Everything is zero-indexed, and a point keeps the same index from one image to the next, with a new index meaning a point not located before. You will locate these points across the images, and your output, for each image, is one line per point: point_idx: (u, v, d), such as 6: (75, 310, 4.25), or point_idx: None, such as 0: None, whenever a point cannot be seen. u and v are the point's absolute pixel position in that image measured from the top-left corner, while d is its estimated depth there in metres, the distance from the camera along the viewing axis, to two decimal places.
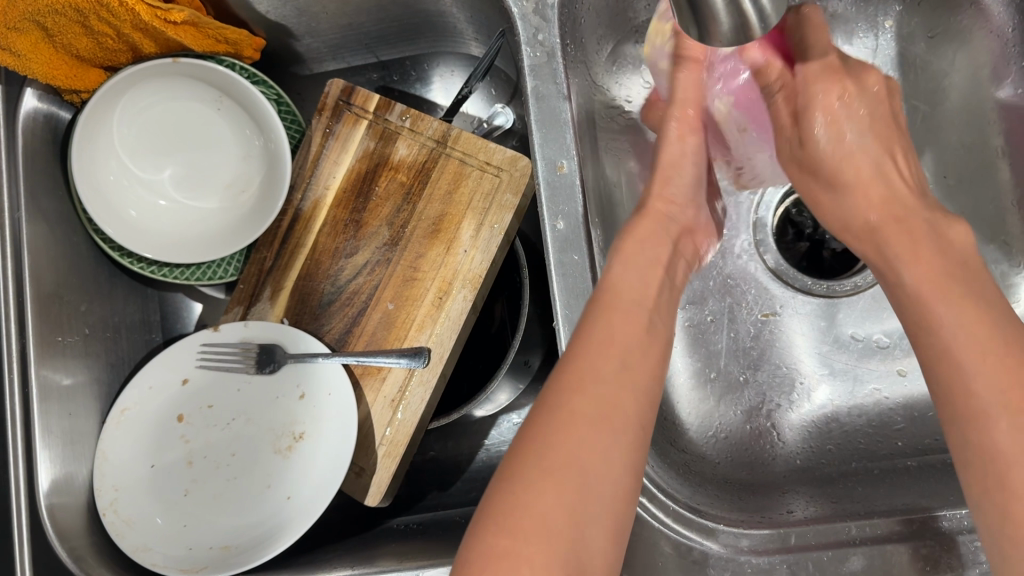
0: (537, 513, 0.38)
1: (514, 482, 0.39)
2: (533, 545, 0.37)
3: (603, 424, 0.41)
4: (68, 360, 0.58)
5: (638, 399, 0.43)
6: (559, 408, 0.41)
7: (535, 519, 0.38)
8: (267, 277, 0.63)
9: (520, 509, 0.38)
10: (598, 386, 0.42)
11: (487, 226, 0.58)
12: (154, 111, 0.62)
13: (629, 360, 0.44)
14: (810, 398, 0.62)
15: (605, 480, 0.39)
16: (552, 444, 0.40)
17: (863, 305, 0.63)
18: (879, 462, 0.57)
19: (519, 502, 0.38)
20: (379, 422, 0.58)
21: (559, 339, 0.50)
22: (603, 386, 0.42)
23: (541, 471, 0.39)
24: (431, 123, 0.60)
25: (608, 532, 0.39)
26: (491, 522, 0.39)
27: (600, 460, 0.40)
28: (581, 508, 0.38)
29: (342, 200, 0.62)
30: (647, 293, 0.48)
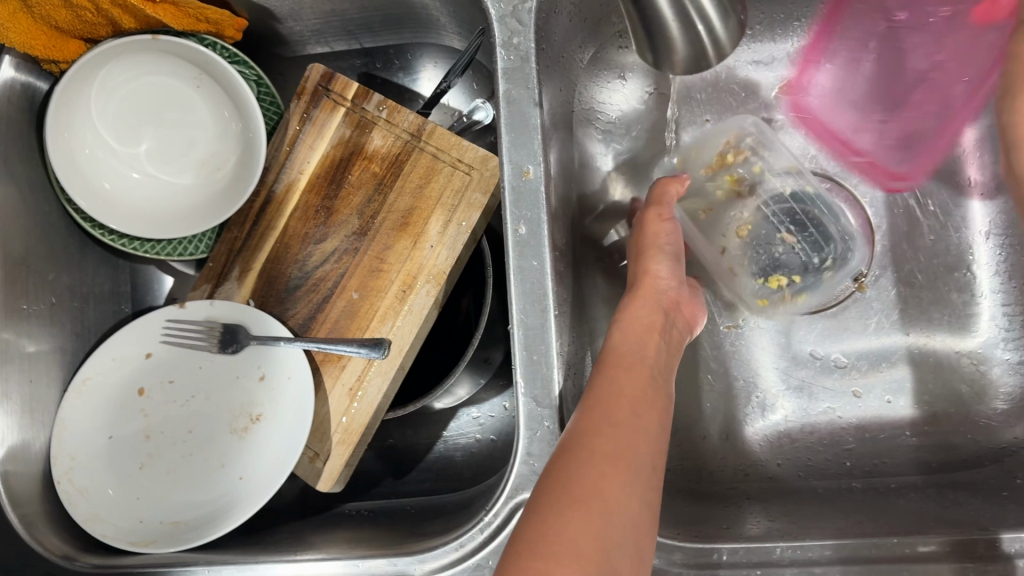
0: (564, 536, 0.38)
1: (538, 513, 0.40)
2: (564, 563, 0.37)
3: (621, 461, 0.42)
4: (32, 328, 0.58)
5: (650, 442, 0.44)
6: (577, 446, 0.42)
7: (558, 541, 0.38)
8: (236, 257, 0.63)
9: (545, 535, 0.38)
10: (611, 425, 0.43)
11: (455, 223, 0.58)
12: (133, 84, 0.62)
13: (637, 408, 0.45)
14: (766, 412, 0.63)
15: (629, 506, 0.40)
16: (574, 477, 0.41)
17: (823, 325, 0.64)
18: (825, 481, 0.58)
19: (547, 527, 0.38)
20: (335, 409, 0.59)
21: (513, 342, 0.51)
22: (616, 429, 0.43)
23: (568, 500, 0.40)
24: (407, 115, 0.60)
25: (634, 559, 0.39)
26: (516, 552, 0.39)
27: (623, 487, 0.41)
28: (607, 534, 0.38)
29: (314, 185, 0.62)
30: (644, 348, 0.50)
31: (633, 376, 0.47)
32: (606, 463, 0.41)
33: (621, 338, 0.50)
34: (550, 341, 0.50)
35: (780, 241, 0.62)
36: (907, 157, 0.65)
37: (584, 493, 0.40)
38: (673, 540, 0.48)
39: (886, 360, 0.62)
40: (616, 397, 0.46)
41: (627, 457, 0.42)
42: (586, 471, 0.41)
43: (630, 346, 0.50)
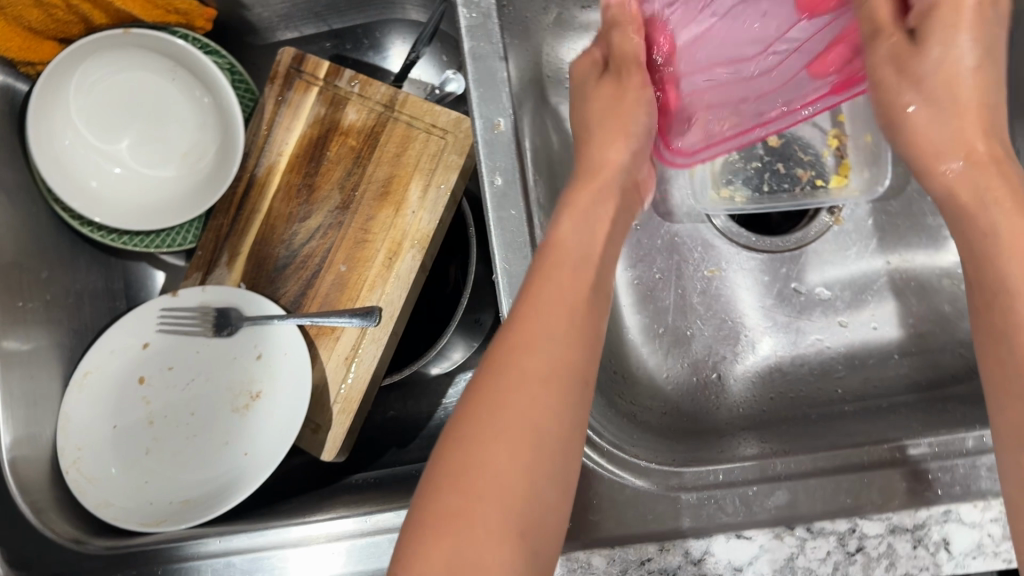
0: (491, 472, 0.38)
1: (464, 443, 0.39)
2: (492, 506, 0.38)
3: (554, 384, 0.41)
4: (29, 326, 0.59)
5: (588, 352, 0.43)
6: (507, 365, 0.41)
7: (486, 478, 0.38)
8: (224, 243, 0.64)
9: (471, 468, 0.38)
10: (519, 384, 0.41)
11: (434, 186, 0.59)
12: (110, 82, 0.64)
13: (578, 316, 0.44)
14: (754, 350, 0.64)
15: (528, 484, 0.39)
16: (501, 404, 0.40)
17: (805, 260, 0.65)
18: (819, 408, 0.59)
19: (471, 464, 0.38)
20: (334, 379, 0.60)
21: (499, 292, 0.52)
22: (554, 343, 0.42)
23: (492, 432, 0.39)
24: (378, 88, 0.61)
25: (559, 485, 0.40)
26: (442, 478, 0.39)
27: (528, 468, 0.39)
28: (534, 469, 0.39)
29: (294, 165, 0.63)
30: (593, 242, 0.48)
31: (556, 307, 0.44)
32: (506, 439, 0.39)
33: (568, 225, 0.48)
34: None
35: (824, 138, 0.64)
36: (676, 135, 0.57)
37: (487, 486, 0.38)
38: (671, 467, 0.51)
39: (869, 289, 0.63)
40: (526, 339, 0.42)
41: (563, 368, 0.42)
42: (485, 451, 0.39)
43: (565, 248, 0.46)
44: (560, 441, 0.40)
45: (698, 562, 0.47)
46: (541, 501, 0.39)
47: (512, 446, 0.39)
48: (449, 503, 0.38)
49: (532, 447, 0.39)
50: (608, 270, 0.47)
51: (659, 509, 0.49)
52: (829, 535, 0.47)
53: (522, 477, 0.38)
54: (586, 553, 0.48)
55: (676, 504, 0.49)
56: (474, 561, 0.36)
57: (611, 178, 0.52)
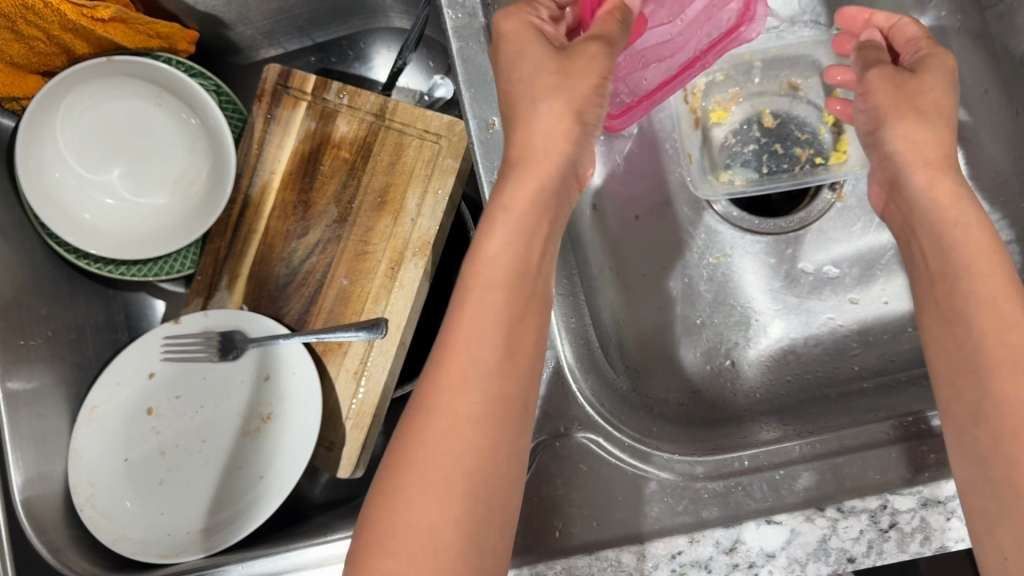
0: (423, 528, 0.37)
1: (394, 498, 0.39)
2: (424, 563, 0.37)
3: (485, 425, 0.40)
4: (32, 364, 0.58)
5: (518, 382, 0.42)
6: (436, 408, 0.40)
7: (417, 535, 0.37)
8: (223, 265, 0.63)
9: (401, 527, 0.38)
10: (449, 424, 0.40)
11: (432, 192, 0.58)
12: (97, 112, 0.63)
13: (507, 345, 0.42)
14: (766, 333, 0.63)
15: (461, 528, 0.38)
16: (431, 453, 0.39)
17: (810, 238, 0.64)
18: (837, 388, 0.58)
19: (402, 522, 0.38)
20: (345, 395, 0.59)
21: None
22: (482, 380, 0.41)
23: (423, 484, 0.38)
24: (368, 97, 0.61)
25: (497, 531, 0.39)
26: (375, 537, 0.38)
27: (453, 513, 0.38)
28: (468, 520, 0.38)
29: (288, 182, 0.63)
30: (527, 258, 0.46)
31: (482, 331, 0.42)
32: (438, 491, 0.38)
33: (501, 237, 0.45)
34: None
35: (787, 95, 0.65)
36: (611, 98, 0.59)
37: (417, 537, 0.37)
38: (693, 456, 0.50)
39: (877, 264, 0.63)
40: (454, 370, 0.41)
41: (495, 405, 0.41)
42: (417, 501, 0.38)
43: (493, 261, 0.44)
44: (488, 471, 0.40)
45: (730, 551, 0.46)
46: (478, 546, 0.38)
47: (440, 492, 0.38)
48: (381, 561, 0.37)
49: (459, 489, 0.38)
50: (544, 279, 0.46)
51: (685, 501, 0.48)
52: (860, 513, 0.46)
53: (455, 529, 0.38)
54: (616, 550, 0.47)
55: (702, 494, 0.48)
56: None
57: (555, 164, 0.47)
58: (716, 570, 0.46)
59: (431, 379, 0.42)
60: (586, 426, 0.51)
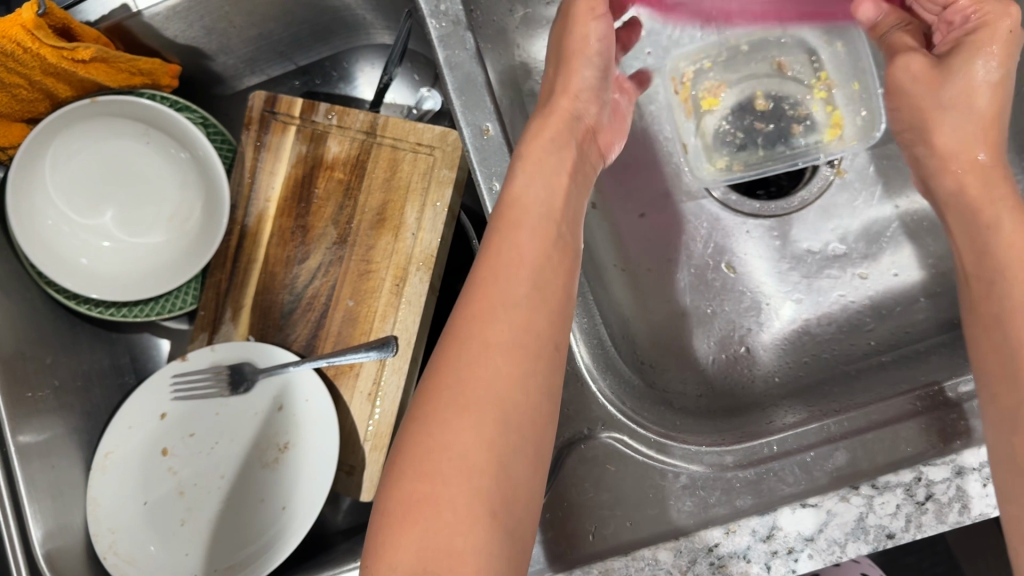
0: (454, 450, 0.37)
1: (424, 421, 0.38)
2: (455, 487, 0.36)
3: (518, 351, 0.40)
4: (42, 416, 0.57)
5: (551, 316, 0.42)
6: (467, 336, 0.40)
7: (448, 455, 0.37)
8: (225, 298, 0.63)
9: (433, 449, 0.37)
10: (481, 358, 0.39)
11: (430, 205, 0.58)
12: (85, 154, 0.62)
13: (540, 279, 0.43)
14: (778, 317, 0.63)
15: (489, 460, 0.37)
16: (463, 376, 0.39)
17: (813, 217, 0.64)
18: (856, 363, 0.58)
19: (433, 443, 0.37)
20: (360, 417, 0.58)
21: None
22: (513, 309, 0.41)
23: (455, 405, 0.38)
24: (357, 116, 0.60)
25: (531, 461, 0.39)
26: (405, 463, 0.38)
27: (483, 441, 0.37)
28: (500, 444, 0.38)
29: (284, 208, 0.62)
30: (553, 202, 0.46)
31: (512, 270, 0.42)
32: (470, 414, 0.38)
33: (526, 181, 0.46)
34: None
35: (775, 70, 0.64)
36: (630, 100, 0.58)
37: (449, 456, 0.37)
38: (722, 446, 0.49)
39: (883, 236, 0.62)
40: (485, 301, 0.41)
41: (528, 334, 0.41)
42: (448, 427, 0.38)
43: (524, 207, 0.45)
44: (516, 404, 0.39)
45: (767, 538, 0.46)
46: (510, 473, 0.38)
47: (477, 418, 0.38)
48: (413, 492, 0.36)
49: (487, 419, 0.38)
50: (572, 228, 0.47)
51: (718, 493, 0.48)
52: (895, 488, 0.45)
53: (487, 450, 0.37)
54: (652, 549, 0.47)
55: (733, 484, 0.48)
56: (446, 548, 0.35)
57: (565, 124, 0.50)
58: (756, 560, 0.46)
59: (461, 314, 0.42)
60: (609, 426, 0.51)
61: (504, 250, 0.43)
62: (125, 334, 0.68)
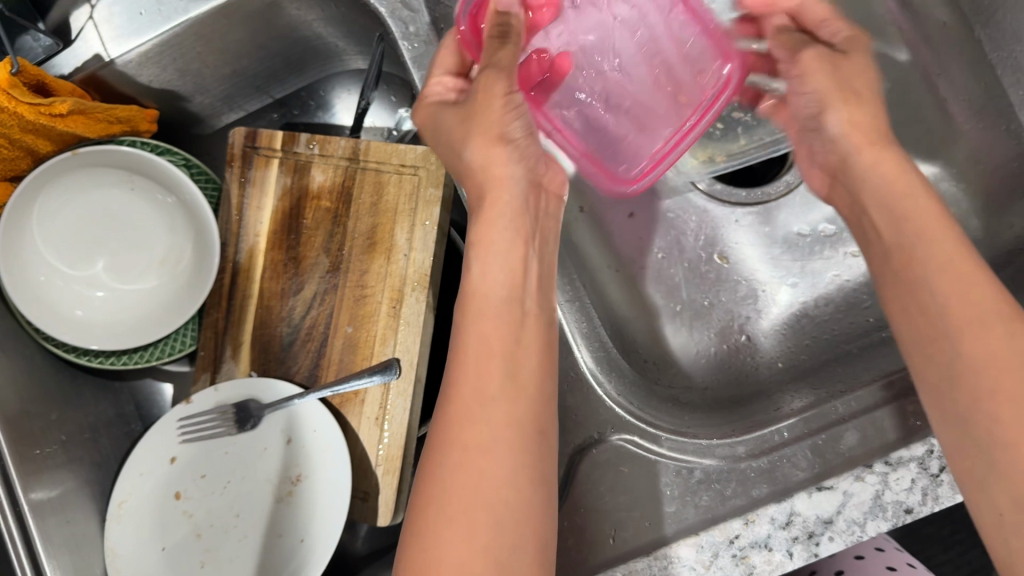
0: (450, 562, 0.38)
1: (418, 536, 0.40)
2: None
3: (501, 447, 0.41)
4: (53, 471, 0.57)
5: (529, 402, 0.43)
6: (449, 441, 0.41)
7: (446, 567, 0.38)
8: (224, 336, 0.63)
9: (430, 565, 0.38)
10: (464, 373, 0.43)
11: (420, 224, 0.58)
12: (70, 207, 0.62)
13: (513, 368, 0.44)
14: (775, 302, 0.63)
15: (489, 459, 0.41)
16: (450, 487, 0.40)
17: (801, 200, 0.64)
18: (858, 341, 0.58)
19: (428, 560, 0.39)
20: (370, 443, 0.58)
21: None
22: (490, 406, 0.42)
23: (446, 514, 0.39)
24: (338, 143, 0.60)
25: (530, 552, 0.40)
26: None
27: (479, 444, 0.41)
28: (495, 545, 0.39)
29: (274, 242, 0.62)
30: (517, 283, 0.47)
31: (485, 362, 0.44)
32: (461, 524, 0.39)
33: (484, 271, 0.48)
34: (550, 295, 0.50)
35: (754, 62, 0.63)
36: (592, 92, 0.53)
37: (447, 568, 0.38)
38: (732, 438, 0.49)
39: None
40: (462, 401, 0.43)
41: (508, 428, 0.42)
42: (442, 538, 0.39)
43: (484, 296, 0.47)
44: (503, 403, 0.43)
45: (786, 525, 0.46)
46: (511, 570, 0.39)
47: (467, 525, 0.39)
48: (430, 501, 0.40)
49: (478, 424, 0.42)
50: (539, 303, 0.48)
51: (734, 484, 0.48)
52: (909, 463, 0.45)
53: (483, 555, 0.38)
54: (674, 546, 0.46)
55: (748, 474, 0.48)
56: None
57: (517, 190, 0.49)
58: (778, 548, 0.46)
59: (441, 418, 0.43)
60: (618, 428, 0.51)
61: (475, 346, 0.45)
62: (127, 382, 0.68)
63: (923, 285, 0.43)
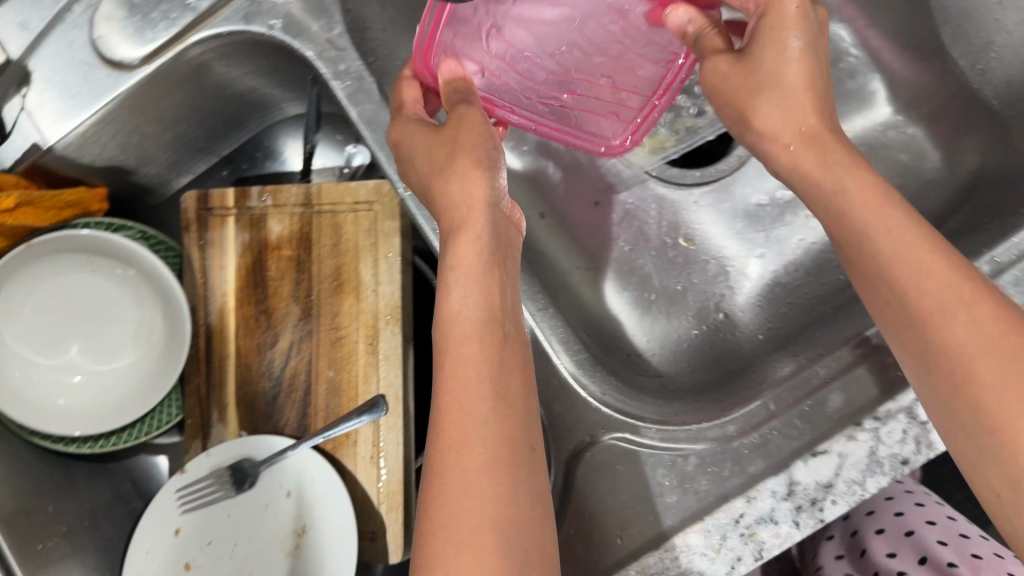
0: None
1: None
2: None
3: (498, 471, 0.39)
4: (58, 564, 0.57)
5: (518, 425, 0.41)
6: (446, 471, 0.39)
7: None
8: (209, 401, 0.62)
9: None
10: (449, 363, 0.42)
11: (383, 258, 0.58)
12: (35, 298, 0.62)
13: (499, 393, 0.41)
14: (747, 276, 0.64)
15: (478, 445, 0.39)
16: (454, 517, 0.37)
17: (754, 172, 0.65)
18: (832, 301, 0.59)
19: None
20: (369, 482, 0.58)
21: None
22: (483, 429, 0.40)
23: (455, 547, 0.36)
24: (290, 190, 0.60)
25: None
26: None
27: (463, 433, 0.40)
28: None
29: (243, 299, 0.62)
30: (493, 303, 0.45)
31: (469, 386, 0.41)
32: (470, 554, 0.36)
33: (459, 293, 0.44)
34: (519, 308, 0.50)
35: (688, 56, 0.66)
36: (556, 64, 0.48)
37: None
38: (720, 418, 0.49)
39: None
40: (452, 429, 0.40)
41: (501, 451, 0.39)
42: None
43: (462, 320, 0.44)
44: (491, 390, 0.41)
45: (788, 496, 0.46)
46: None
47: (478, 555, 0.36)
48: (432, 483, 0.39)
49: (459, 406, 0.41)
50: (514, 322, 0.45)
51: (731, 464, 0.48)
52: (897, 415, 0.46)
53: None
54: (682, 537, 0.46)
55: (742, 452, 0.48)
56: None
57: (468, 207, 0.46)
58: (783, 520, 0.46)
59: (432, 452, 0.40)
60: (609, 427, 0.51)
61: (457, 374, 0.42)
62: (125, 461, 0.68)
63: (880, 267, 0.43)
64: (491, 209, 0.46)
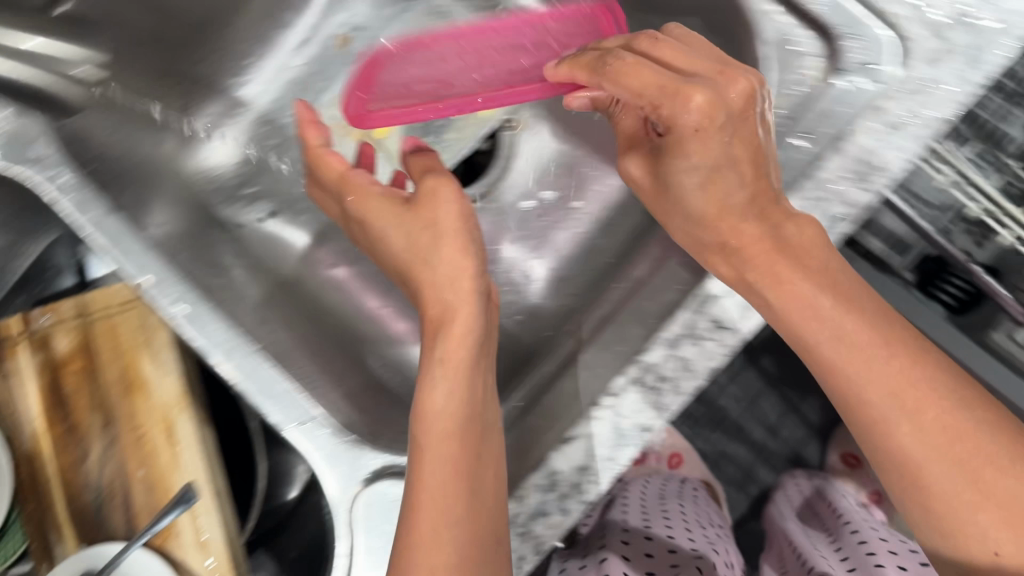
0: None
1: None
2: None
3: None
4: None
5: (488, 504, 0.47)
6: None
7: None
8: (43, 521, 0.60)
9: None
10: (432, 462, 0.46)
11: (160, 351, 0.63)
12: None
13: (472, 494, 0.46)
14: (533, 275, 0.69)
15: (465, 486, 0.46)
16: None
17: (518, 178, 0.72)
18: (598, 283, 0.63)
19: None
20: (197, 565, 0.59)
21: (298, 431, 0.51)
22: (453, 529, 0.45)
23: None
24: (64, 304, 0.64)
25: None
26: None
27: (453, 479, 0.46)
28: None
29: (50, 420, 0.62)
30: (469, 405, 0.48)
31: (442, 486, 0.46)
32: None
33: (438, 393, 0.48)
34: (272, 369, 0.52)
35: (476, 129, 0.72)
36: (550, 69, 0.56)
37: None
38: None
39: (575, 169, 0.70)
40: (426, 511, 0.45)
41: (469, 559, 0.45)
42: None
43: (442, 417, 0.48)
44: (462, 484, 0.46)
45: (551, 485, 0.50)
46: None
47: None
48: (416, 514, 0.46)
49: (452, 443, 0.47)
50: (490, 411, 0.50)
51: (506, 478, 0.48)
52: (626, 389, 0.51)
53: None
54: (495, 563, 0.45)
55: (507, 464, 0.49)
56: None
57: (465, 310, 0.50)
58: (553, 510, 0.50)
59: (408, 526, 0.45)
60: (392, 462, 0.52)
61: (433, 470, 0.46)
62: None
63: (817, 347, 0.47)
64: (475, 303, 0.50)
